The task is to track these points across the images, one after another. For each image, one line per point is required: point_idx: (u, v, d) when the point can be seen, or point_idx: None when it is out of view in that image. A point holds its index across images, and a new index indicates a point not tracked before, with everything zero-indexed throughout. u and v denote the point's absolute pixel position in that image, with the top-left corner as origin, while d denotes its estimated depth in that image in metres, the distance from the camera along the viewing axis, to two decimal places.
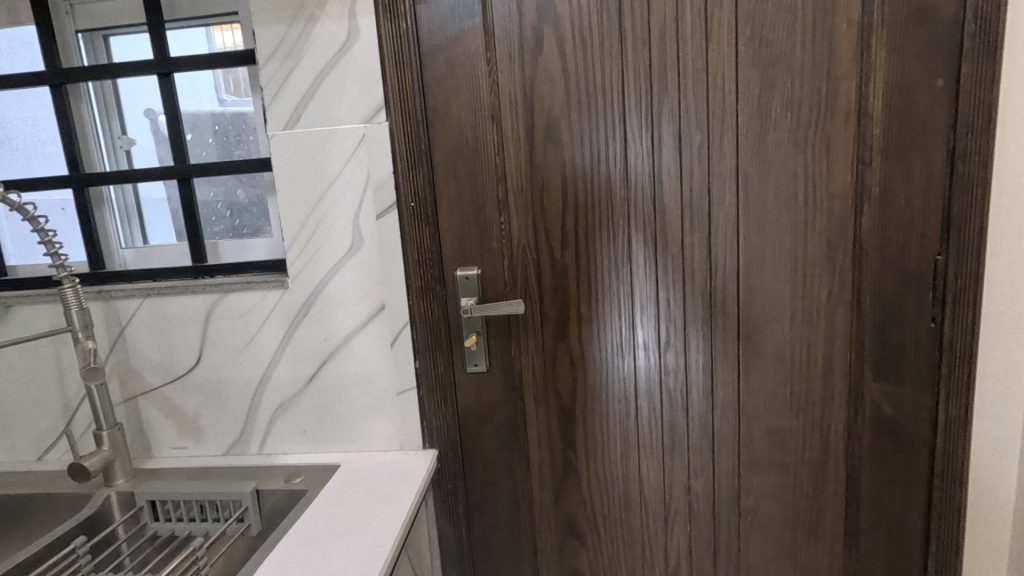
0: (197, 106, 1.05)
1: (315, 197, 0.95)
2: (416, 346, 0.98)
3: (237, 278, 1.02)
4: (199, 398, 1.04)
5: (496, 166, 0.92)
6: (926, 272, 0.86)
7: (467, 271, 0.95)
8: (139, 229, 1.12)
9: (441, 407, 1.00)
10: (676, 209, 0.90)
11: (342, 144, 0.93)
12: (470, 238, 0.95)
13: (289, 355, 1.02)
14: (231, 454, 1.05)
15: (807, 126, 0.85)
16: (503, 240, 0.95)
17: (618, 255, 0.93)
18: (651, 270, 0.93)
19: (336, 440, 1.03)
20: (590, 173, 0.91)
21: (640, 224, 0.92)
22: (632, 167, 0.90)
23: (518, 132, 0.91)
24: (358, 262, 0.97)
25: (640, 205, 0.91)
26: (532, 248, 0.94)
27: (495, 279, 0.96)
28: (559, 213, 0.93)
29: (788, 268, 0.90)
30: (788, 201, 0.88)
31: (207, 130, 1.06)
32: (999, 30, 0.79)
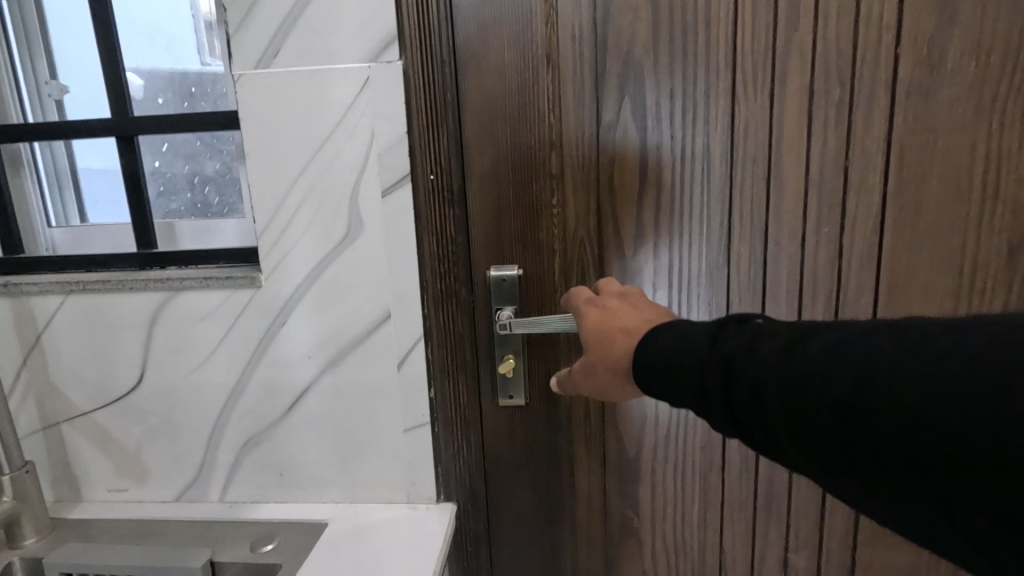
0: (146, 54, 0.81)
1: (298, 164, 0.70)
2: (431, 369, 0.73)
3: (191, 272, 0.76)
4: (143, 428, 0.79)
5: (549, 127, 0.67)
6: None
7: (504, 272, 0.71)
8: (76, 208, 0.89)
9: (462, 448, 0.76)
10: (797, 193, 0.65)
11: (336, 91, 0.67)
12: (509, 226, 0.70)
13: (261, 375, 0.77)
14: (185, 501, 0.80)
15: (999, 79, 0.60)
16: (554, 230, 0.70)
17: (709, 256, 0.68)
18: (755, 277, 0.68)
19: (322, 487, 0.78)
20: (677, 139, 0.66)
21: (744, 214, 0.67)
22: (737, 133, 0.65)
23: (581, 79, 0.66)
24: (356, 254, 0.71)
25: (746, 186, 0.66)
26: (593, 242, 0.70)
27: (541, 283, 0.72)
28: (633, 195, 0.68)
29: (950, 279, 0.65)
30: (960, 187, 0.63)
31: (158, 85, 0.82)
32: None
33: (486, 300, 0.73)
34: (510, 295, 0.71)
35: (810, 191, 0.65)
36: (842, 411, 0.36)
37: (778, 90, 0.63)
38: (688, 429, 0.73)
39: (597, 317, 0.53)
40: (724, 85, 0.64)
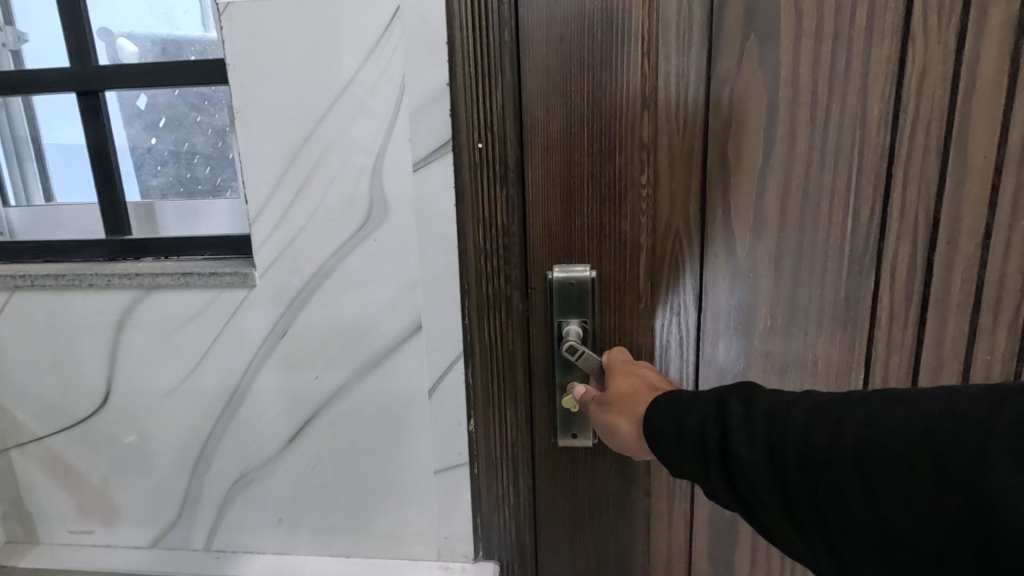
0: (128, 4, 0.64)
1: (303, 127, 0.53)
2: (471, 397, 0.57)
3: (168, 266, 0.60)
4: (110, 457, 0.64)
5: (641, 81, 0.51)
6: None
7: (573, 274, 0.55)
8: (41, 185, 0.73)
9: (509, 496, 0.60)
10: (970, 179, 0.50)
11: (356, 28, 0.50)
12: (582, 213, 0.54)
13: (256, 397, 0.61)
14: (163, 547, 0.65)
15: None
16: (641, 218, 0.54)
17: (852, 252, 0.53)
18: (915, 284, 0.52)
19: (332, 536, 0.63)
20: (819, 98, 0.50)
21: (899, 196, 0.51)
22: (904, 87, 0.49)
23: (688, 15, 0.51)
24: (380, 246, 0.55)
25: (907, 161, 0.51)
26: (693, 234, 0.55)
27: (619, 287, 0.56)
28: (747, 175, 0.53)
29: None
30: None
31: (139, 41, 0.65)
32: None
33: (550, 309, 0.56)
34: (579, 303, 0.56)
35: (1004, 166, 0.49)
36: (890, 472, 0.30)
37: (954, 29, 0.48)
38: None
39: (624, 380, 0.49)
40: (883, 21, 0.48)
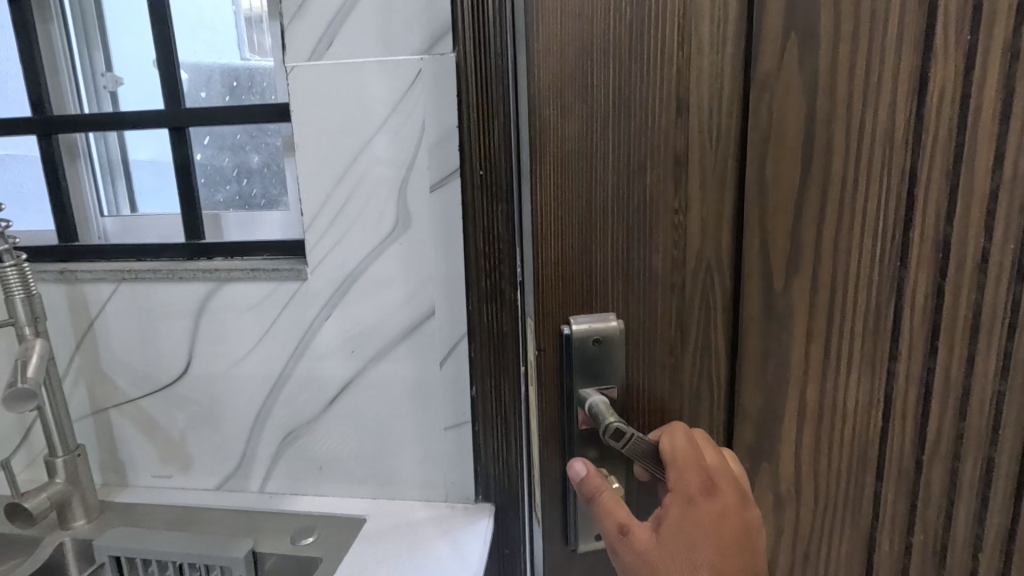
0: (208, 54, 0.82)
1: (345, 158, 0.69)
2: (473, 370, 0.72)
3: (241, 263, 0.77)
4: (187, 415, 0.80)
5: (669, 115, 0.40)
6: None
7: (597, 327, 0.44)
8: (127, 198, 0.91)
9: (502, 451, 0.74)
10: None
11: (387, 84, 0.67)
12: (601, 273, 0.43)
13: (305, 366, 0.77)
14: (227, 489, 0.81)
15: None
16: (656, 270, 0.43)
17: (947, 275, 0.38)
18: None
19: (362, 482, 0.78)
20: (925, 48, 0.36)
21: (972, 236, 0.37)
22: None
23: None
24: (403, 249, 0.71)
25: (922, 190, 0.38)
26: (731, 260, 0.42)
27: (647, 332, 0.44)
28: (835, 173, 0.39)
29: None
30: None
31: (219, 82, 0.83)
32: None
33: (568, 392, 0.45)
34: (602, 358, 0.44)
35: None
36: None
37: None
38: (833, 512, 0.45)
39: (697, 518, 0.41)
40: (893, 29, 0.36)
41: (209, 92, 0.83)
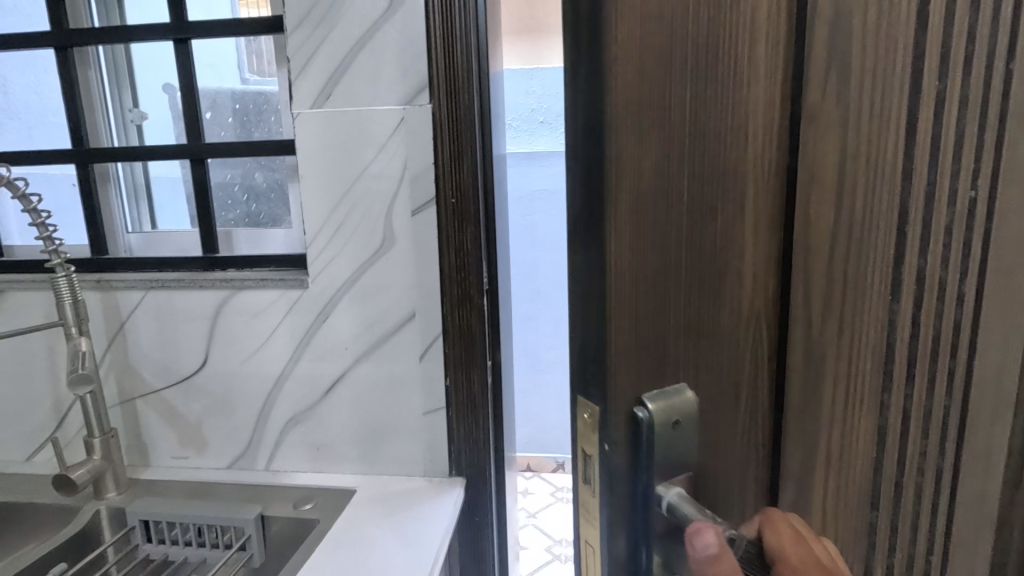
0: (217, 83, 0.97)
1: (341, 188, 0.84)
2: (446, 362, 0.87)
3: (251, 273, 0.91)
4: (203, 404, 0.93)
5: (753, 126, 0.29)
6: None
7: (675, 405, 0.34)
8: (149, 216, 1.05)
9: (472, 430, 0.89)
10: None
11: (375, 128, 0.82)
12: (677, 348, 0.33)
13: (306, 360, 0.90)
14: (236, 468, 0.94)
15: None
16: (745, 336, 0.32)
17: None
18: None
19: (353, 460, 0.92)
20: None
21: None
22: None
23: None
24: (389, 262, 0.85)
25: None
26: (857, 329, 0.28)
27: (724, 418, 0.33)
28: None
29: None
30: None
31: (226, 109, 0.99)
32: None
33: (641, 497, 0.34)
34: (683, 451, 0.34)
35: None
36: None
37: None
38: None
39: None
40: (917, 27, 0.24)
41: (214, 114, 0.99)
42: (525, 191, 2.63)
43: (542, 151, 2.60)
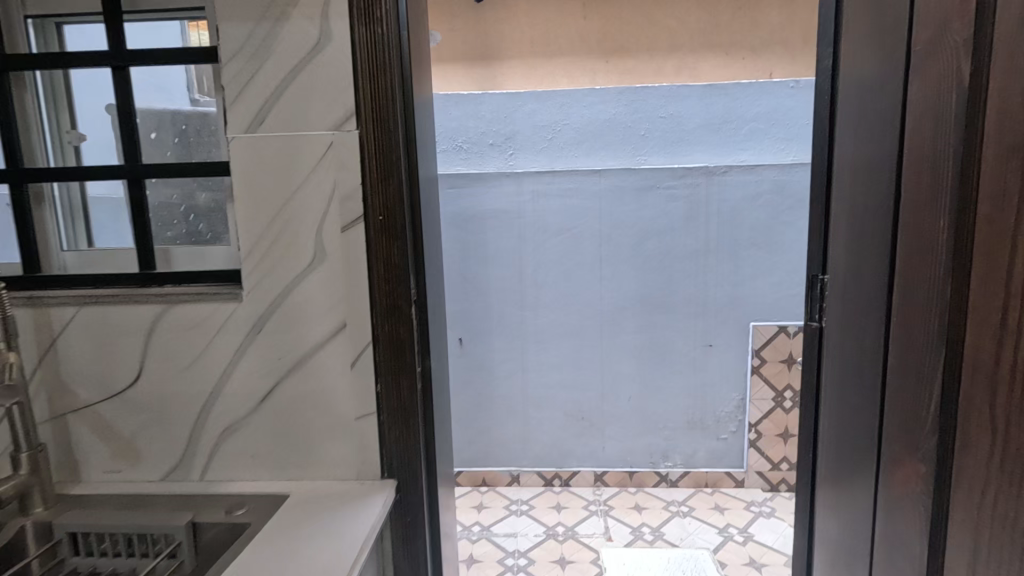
0: (162, 104, 0.99)
1: (275, 207, 0.90)
2: (378, 370, 0.93)
3: (186, 288, 0.94)
4: (139, 417, 0.96)
5: None
6: (879, 309, 0.92)
7: None
8: (86, 235, 1.06)
9: (402, 434, 0.94)
10: None
11: (307, 152, 0.88)
12: None
13: (241, 371, 0.94)
14: (171, 480, 0.96)
15: (905, 176, 0.84)
16: None
17: None
18: None
19: (288, 467, 0.96)
20: None
21: None
22: None
23: None
24: (320, 276, 0.91)
25: None
26: None
27: None
28: None
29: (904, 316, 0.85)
30: (908, 246, 0.84)
31: (170, 129, 1.00)
32: (883, 97, 0.91)
33: None
34: None
35: None
36: None
37: None
38: None
39: None
40: None
41: (158, 134, 1.01)
42: (475, 210, 2.72)
43: (491, 171, 2.70)
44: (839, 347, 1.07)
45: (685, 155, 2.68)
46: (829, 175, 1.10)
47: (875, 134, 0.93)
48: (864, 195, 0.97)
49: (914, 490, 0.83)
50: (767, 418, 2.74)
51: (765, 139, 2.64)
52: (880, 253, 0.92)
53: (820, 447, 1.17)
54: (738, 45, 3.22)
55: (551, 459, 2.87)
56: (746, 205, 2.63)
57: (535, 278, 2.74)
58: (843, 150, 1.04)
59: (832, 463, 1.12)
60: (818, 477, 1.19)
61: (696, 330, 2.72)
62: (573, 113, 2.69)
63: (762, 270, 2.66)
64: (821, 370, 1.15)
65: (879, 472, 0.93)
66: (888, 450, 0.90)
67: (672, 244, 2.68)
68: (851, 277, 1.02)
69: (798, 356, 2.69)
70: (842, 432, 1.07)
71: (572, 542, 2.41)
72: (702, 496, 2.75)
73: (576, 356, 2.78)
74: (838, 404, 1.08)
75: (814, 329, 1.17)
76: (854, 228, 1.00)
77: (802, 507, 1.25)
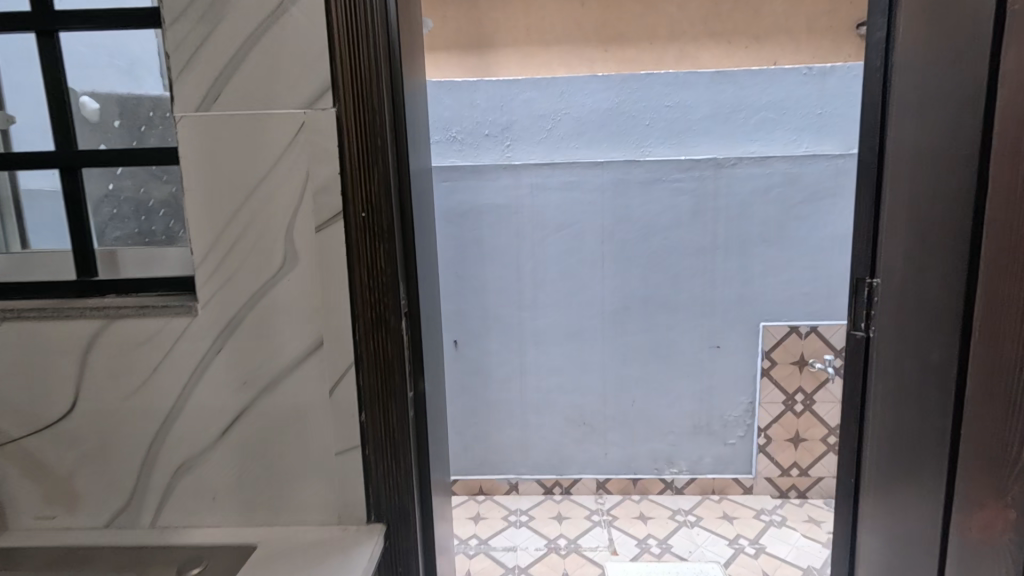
0: (99, 80, 0.84)
1: (235, 200, 0.74)
2: (361, 396, 0.78)
3: (130, 300, 0.79)
4: (76, 453, 0.80)
5: None
6: (951, 322, 0.79)
7: None
8: (18, 235, 0.90)
9: (391, 470, 0.80)
10: None
11: (273, 134, 0.72)
12: None
13: (198, 398, 0.79)
14: (117, 527, 0.81)
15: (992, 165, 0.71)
16: None
17: None
18: None
19: (256, 510, 0.81)
20: None
21: None
22: None
23: None
24: (291, 285, 0.76)
25: None
26: None
27: None
28: None
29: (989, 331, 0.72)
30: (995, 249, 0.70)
31: (111, 110, 0.85)
32: (960, 72, 0.77)
33: None
34: None
35: None
36: None
37: None
38: None
39: None
40: None
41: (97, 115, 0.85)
42: (470, 205, 2.56)
43: (487, 164, 2.54)
44: (893, 361, 0.94)
45: (692, 147, 2.54)
46: (881, 164, 0.96)
47: (949, 115, 0.79)
48: (931, 186, 0.83)
49: (999, 538, 0.70)
50: (777, 422, 2.63)
51: (776, 129, 2.50)
52: (953, 256, 0.78)
53: (865, 472, 1.04)
54: (742, 31, 3.07)
55: (551, 466, 2.74)
56: (756, 199, 2.49)
57: (534, 277, 2.60)
58: (901, 135, 0.90)
59: (881, 492, 0.99)
60: (861, 505, 1.06)
61: (703, 331, 2.60)
62: (573, 102, 2.53)
63: (772, 267, 2.53)
64: (868, 385, 1.02)
65: (949, 511, 0.80)
66: (961, 487, 0.77)
67: (679, 241, 2.54)
68: (911, 283, 0.88)
69: (810, 358, 2.58)
70: (896, 459, 0.94)
71: (575, 556, 2.29)
72: (709, 504, 2.64)
73: (578, 359, 2.65)
74: (891, 427, 0.95)
75: (859, 340, 1.04)
76: (915, 226, 0.87)
77: (840, 536, 1.13)
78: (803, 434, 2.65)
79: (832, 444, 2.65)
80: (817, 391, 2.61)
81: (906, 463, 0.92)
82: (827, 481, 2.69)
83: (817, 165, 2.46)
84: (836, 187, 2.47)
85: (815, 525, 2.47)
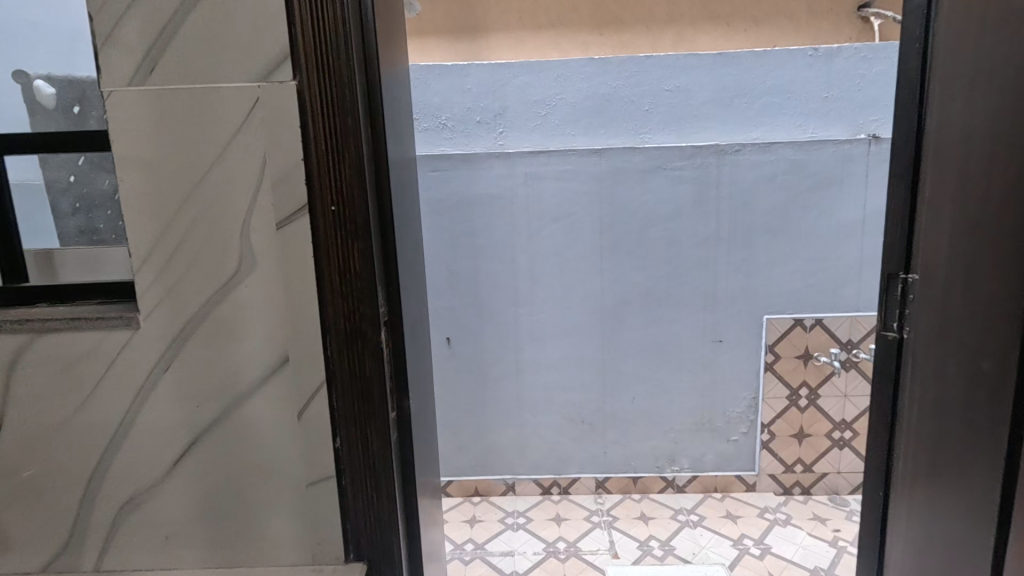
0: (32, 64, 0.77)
1: (179, 192, 0.62)
2: (335, 421, 0.67)
3: (62, 310, 0.67)
4: (5, 488, 0.69)
5: None
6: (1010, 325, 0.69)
7: None
8: None
9: (371, 502, 0.69)
10: None
11: (222, 113, 0.61)
12: None
13: (143, 424, 0.68)
14: (56, 570, 0.71)
15: None
16: None
17: None
18: None
19: (216, 549, 0.71)
20: None
21: None
22: None
23: None
24: (248, 293, 0.64)
25: None
26: None
27: None
28: None
29: None
30: None
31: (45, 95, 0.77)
32: None
33: None
34: None
35: None
36: None
37: None
38: None
39: None
40: None
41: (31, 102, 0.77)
42: (462, 196, 2.44)
43: (480, 152, 2.43)
44: (932, 367, 0.85)
45: (693, 133, 2.43)
46: (920, 146, 0.86)
47: (1015, 86, 0.68)
48: (990, 170, 0.73)
49: None
50: (780, 418, 2.56)
51: (780, 114, 2.40)
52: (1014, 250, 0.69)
53: (895, 486, 0.95)
54: (741, 13, 2.95)
55: (549, 465, 2.66)
56: (759, 187, 2.39)
57: (529, 270, 2.49)
58: (946, 115, 0.80)
59: (916, 510, 0.90)
60: (890, 522, 0.98)
61: (704, 325, 2.51)
62: (569, 86, 2.41)
63: (776, 258, 2.44)
64: (901, 392, 0.93)
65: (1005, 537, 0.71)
66: None
67: (680, 232, 2.44)
68: (957, 281, 0.79)
69: (814, 351, 2.50)
70: (935, 475, 0.85)
71: (575, 560, 2.21)
72: (712, 503, 2.58)
73: (575, 355, 2.55)
74: (930, 438, 0.86)
75: (889, 341, 0.94)
76: (963, 216, 0.77)
77: (864, 553, 1.04)
78: (807, 429, 2.58)
79: (837, 439, 2.58)
80: (823, 385, 2.53)
81: (948, 481, 0.82)
82: (831, 477, 2.63)
83: (822, 151, 2.37)
84: (842, 174, 2.37)
85: (820, 523, 2.41)
